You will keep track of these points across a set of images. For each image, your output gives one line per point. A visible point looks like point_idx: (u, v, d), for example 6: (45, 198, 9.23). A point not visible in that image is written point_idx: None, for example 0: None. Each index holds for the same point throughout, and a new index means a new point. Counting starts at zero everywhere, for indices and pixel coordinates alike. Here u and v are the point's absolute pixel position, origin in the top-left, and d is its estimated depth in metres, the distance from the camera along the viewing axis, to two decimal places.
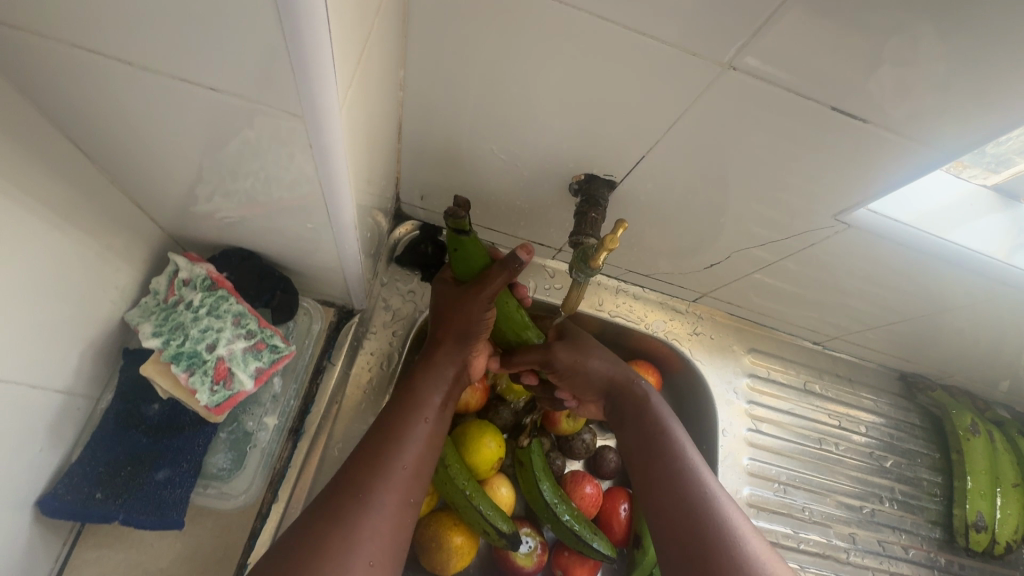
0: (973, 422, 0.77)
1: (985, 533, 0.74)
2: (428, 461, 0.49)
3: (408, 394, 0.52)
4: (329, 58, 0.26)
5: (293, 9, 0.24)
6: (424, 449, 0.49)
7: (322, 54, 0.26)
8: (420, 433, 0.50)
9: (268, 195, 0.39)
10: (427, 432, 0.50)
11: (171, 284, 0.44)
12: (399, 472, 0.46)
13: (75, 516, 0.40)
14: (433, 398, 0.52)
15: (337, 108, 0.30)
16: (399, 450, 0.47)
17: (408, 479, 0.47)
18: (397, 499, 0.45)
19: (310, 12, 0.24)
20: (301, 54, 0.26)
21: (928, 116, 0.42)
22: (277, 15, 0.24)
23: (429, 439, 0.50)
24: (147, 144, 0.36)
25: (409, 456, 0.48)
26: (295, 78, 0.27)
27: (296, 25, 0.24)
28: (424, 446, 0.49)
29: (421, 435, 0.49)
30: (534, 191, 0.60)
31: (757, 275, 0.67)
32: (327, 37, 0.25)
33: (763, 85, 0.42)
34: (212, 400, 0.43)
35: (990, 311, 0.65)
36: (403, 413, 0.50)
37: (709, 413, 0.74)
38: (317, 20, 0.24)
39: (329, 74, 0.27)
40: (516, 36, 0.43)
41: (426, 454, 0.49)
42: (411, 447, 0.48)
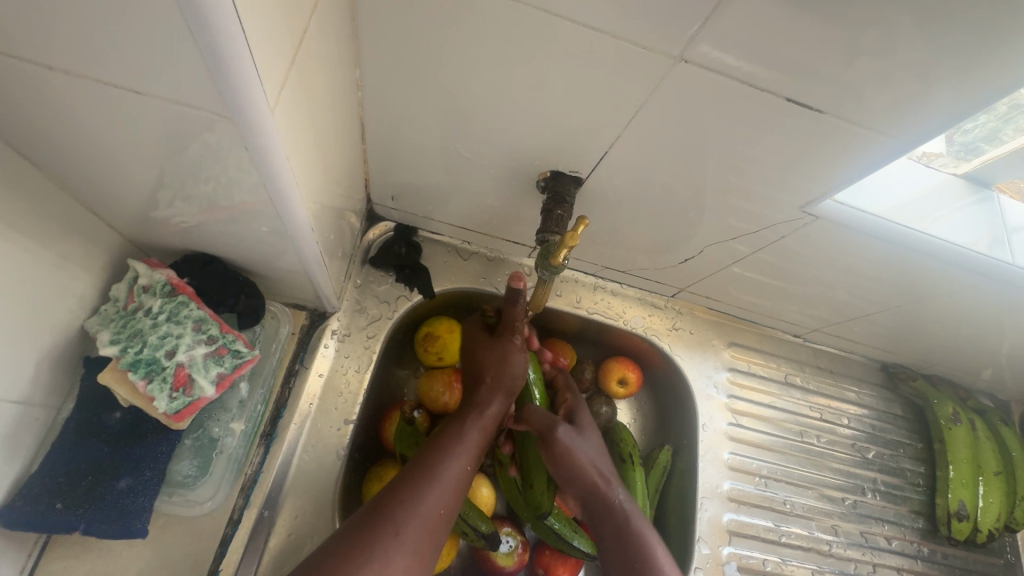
0: (954, 411, 0.77)
1: (967, 522, 0.74)
2: (454, 502, 0.49)
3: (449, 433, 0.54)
4: (248, 58, 0.26)
5: (199, 9, 0.23)
6: (456, 489, 0.49)
7: (241, 53, 0.25)
8: (455, 470, 0.50)
9: (222, 199, 0.39)
10: (461, 475, 0.50)
11: (130, 291, 0.44)
12: (432, 509, 0.46)
13: (34, 527, 0.40)
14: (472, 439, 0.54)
15: (266, 109, 0.29)
16: (434, 484, 0.48)
17: (438, 518, 0.46)
18: (425, 535, 0.45)
19: (217, 10, 0.23)
20: (216, 54, 0.25)
21: (886, 105, 0.42)
22: (183, 16, 0.24)
23: (461, 479, 0.50)
24: (92, 149, 0.35)
25: (441, 493, 0.48)
26: (215, 81, 0.27)
27: (208, 25, 0.24)
28: (456, 487, 0.49)
29: (456, 471, 0.50)
30: (504, 189, 0.60)
31: (733, 269, 0.67)
32: (242, 36, 0.25)
33: (719, 76, 0.42)
34: (171, 406, 0.43)
35: (967, 301, 0.65)
36: (445, 449, 0.52)
37: (690, 408, 0.74)
38: (226, 19, 0.24)
39: (251, 74, 0.27)
40: (471, 32, 0.42)
41: (456, 495, 0.49)
42: (447, 484, 0.49)
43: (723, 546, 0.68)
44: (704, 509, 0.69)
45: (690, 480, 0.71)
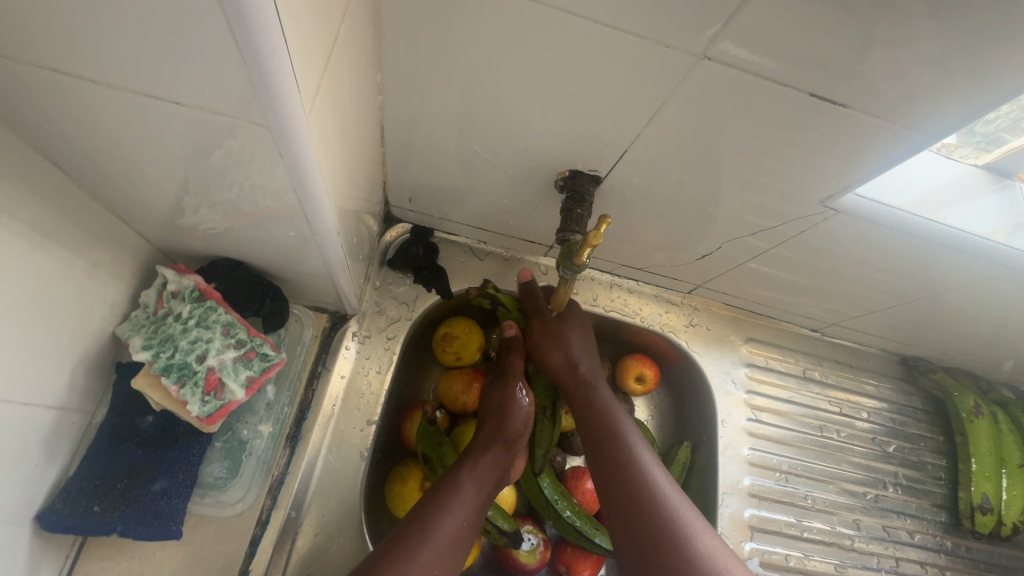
0: (976, 403, 0.77)
1: (991, 515, 0.73)
2: (452, 561, 0.48)
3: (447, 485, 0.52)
4: (288, 67, 0.27)
5: (245, 21, 0.24)
6: (452, 547, 0.48)
7: (282, 65, 0.26)
8: (451, 528, 0.49)
9: (250, 205, 0.39)
10: (459, 531, 0.49)
11: (160, 297, 0.44)
12: (425, 569, 0.45)
13: (73, 530, 0.40)
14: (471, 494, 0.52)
15: (302, 115, 0.30)
16: (429, 544, 0.46)
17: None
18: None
19: (261, 22, 0.24)
20: (258, 64, 0.26)
21: (910, 97, 0.42)
22: (229, 28, 0.24)
23: (457, 536, 0.49)
24: (124, 158, 0.36)
25: (437, 553, 0.46)
26: (256, 90, 0.27)
27: (251, 35, 0.24)
28: (453, 545, 0.48)
29: (450, 529, 0.49)
30: (521, 188, 0.60)
31: (751, 264, 0.67)
32: (284, 46, 0.25)
33: (740, 72, 0.42)
34: (203, 410, 0.44)
35: (989, 292, 0.64)
36: (441, 505, 0.50)
37: (708, 405, 0.74)
38: (270, 29, 0.24)
39: (290, 82, 0.27)
40: (491, 34, 0.42)
41: (453, 554, 0.48)
42: (442, 543, 0.47)
43: (745, 541, 0.68)
44: (725, 505, 0.69)
45: (709, 476, 0.71)
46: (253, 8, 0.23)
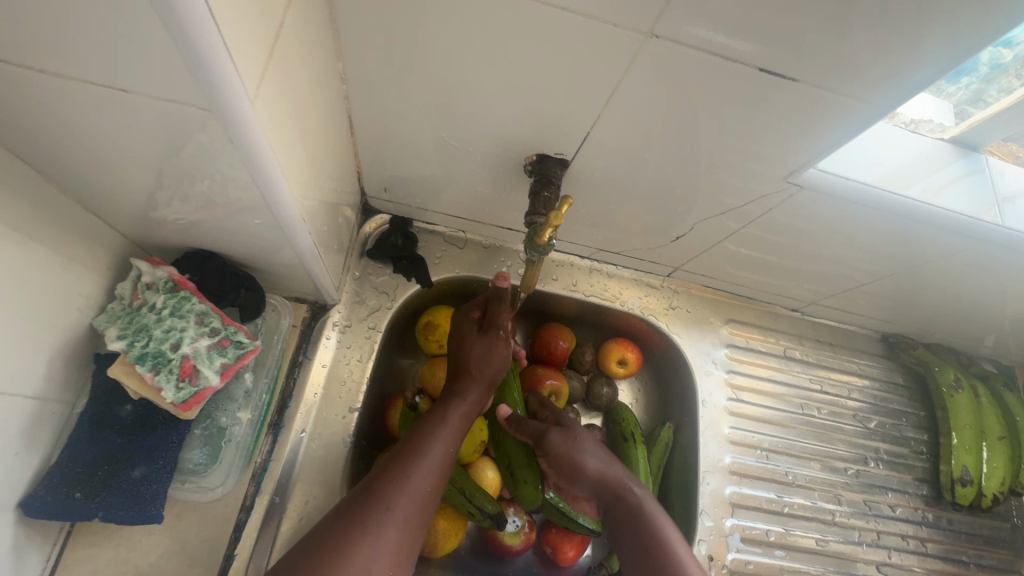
0: (956, 377, 0.78)
1: (971, 487, 0.74)
2: (440, 482, 0.51)
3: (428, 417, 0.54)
4: (223, 50, 0.27)
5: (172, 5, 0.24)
6: (439, 472, 0.51)
7: (218, 52, 0.27)
8: (437, 453, 0.51)
9: (213, 196, 0.40)
10: (444, 455, 0.52)
11: (135, 289, 0.45)
12: (416, 489, 0.48)
13: (56, 516, 0.42)
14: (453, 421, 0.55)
15: (247, 99, 0.30)
16: (421, 466, 0.49)
17: (424, 495, 0.48)
18: (408, 516, 0.46)
19: (188, 6, 0.24)
20: (192, 48, 0.26)
21: (861, 70, 0.42)
22: (159, 14, 0.25)
23: (443, 462, 0.51)
24: (86, 150, 0.36)
25: (425, 475, 0.49)
26: (195, 76, 0.28)
27: (180, 19, 0.25)
28: (440, 469, 0.51)
29: (439, 455, 0.51)
30: (492, 175, 0.60)
31: (725, 245, 0.67)
32: (216, 29, 0.26)
33: (690, 50, 0.42)
34: (178, 396, 0.45)
35: (964, 265, 0.64)
36: (423, 434, 0.52)
37: (689, 386, 0.75)
38: (199, 12, 0.25)
39: (227, 65, 0.28)
40: (447, 16, 0.43)
41: (440, 473, 0.51)
42: (431, 466, 0.50)
43: (727, 518, 0.69)
44: (706, 483, 0.70)
45: (691, 456, 0.71)
46: None
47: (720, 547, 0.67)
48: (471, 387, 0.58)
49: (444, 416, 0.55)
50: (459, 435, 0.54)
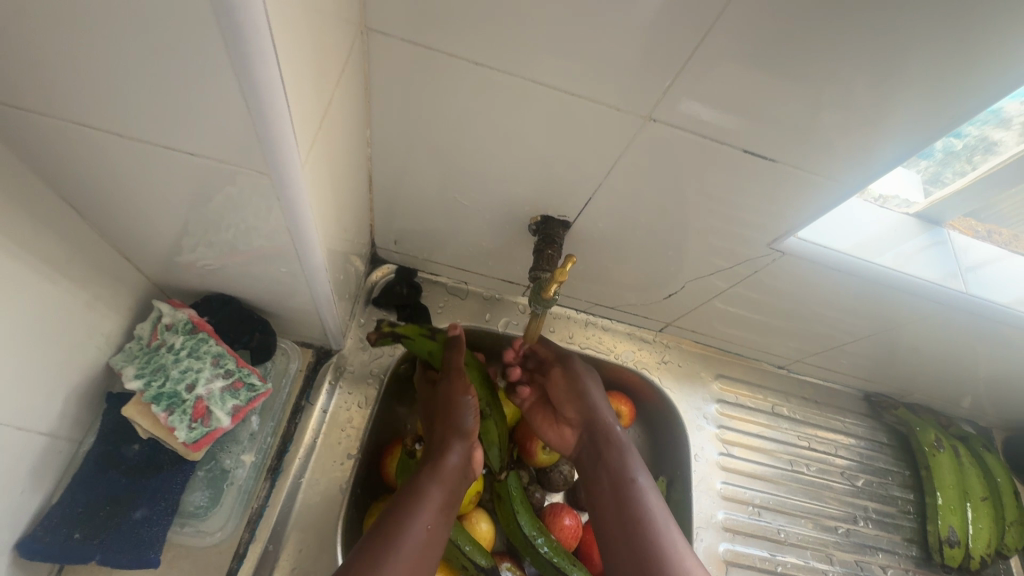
0: (937, 437, 0.80)
1: (959, 548, 0.75)
2: (425, 563, 0.50)
3: (414, 490, 0.54)
4: (291, 130, 0.32)
5: (258, 93, 0.29)
6: (421, 551, 0.50)
7: (285, 129, 0.31)
8: (419, 536, 0.51)
9: (247, 244, 0.43)
10: (427, 536, 0.51)
11: (154, 329, 0.47)
12: None
13: (54, 558, 0.41)
14: (434, 496, 0.54)
15: (299, 168, 0.35)
16: (398, 551, 0.49)
17: None
18: None
19: (271, 95, 0.29)
20: (265, 124, 0.30)
21: (836, 156, 0.47)
22: (243, 96, 0.29)
23: (428, 537, 0.51)
24: (132, 200, 0.39)
25: (406, 560, 0.49)
26: (261, 149, 0.32)
27: (262, 101, 0.29)
28: (422, 552, 0.50)
29: (420, 533, 0.51)
30: (499, 232, 0.64)
31: (716, 303, 0.71)
32: (286, 112, 0.30)
33: (685, 133, 0.47)
34: (190, 436, 0.45)
35: (935, 329, 0.69)
36: (406, 510, 0.52)
37: (682, 440, 0.77)
38: (276, 99, 0.29)
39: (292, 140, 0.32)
40: (467, 96, 0.47)
41: (422, 555, 0.50)
42: (410, 549, 0.49)
43: None
44: (699, 539, 0.70)
45: (684, 511, 0.72)
46: (263, 87, 0.28)
47: None
48: (449, 439, 0.59)
49: (427, 483, 0.55)
50: (441, 507, 0.54)
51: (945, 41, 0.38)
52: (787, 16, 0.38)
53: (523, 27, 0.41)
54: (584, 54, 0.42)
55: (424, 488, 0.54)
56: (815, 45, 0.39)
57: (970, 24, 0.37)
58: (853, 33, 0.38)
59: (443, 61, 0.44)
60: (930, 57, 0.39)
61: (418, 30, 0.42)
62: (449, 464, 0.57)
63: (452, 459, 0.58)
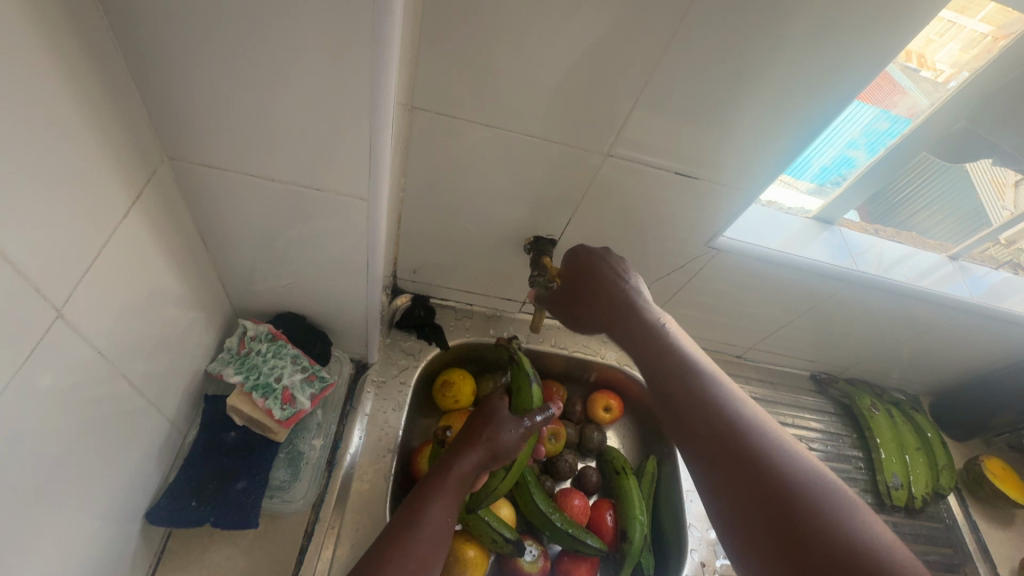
0: (872, 402, 0.97)
1: (903, 490, 0.88)
2: (440, 540, 0.59)
3: (432, 482, 0.64)
4: (381, 179, 0.45)
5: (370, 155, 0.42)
6: (439, 532, 0.59)
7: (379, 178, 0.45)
8: (438, 518, 0.60)
9: (318, 266, 0.57)
10: (443, 520, 0.60)
11: (241, 340, 0.59)
12: (420, 548, 0.56)
13: (174, 523, 0.51)
14: (450, 489, 0.64)
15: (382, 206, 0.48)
16: (419, 528, 0.58)
17: (426, 556, 0.56)
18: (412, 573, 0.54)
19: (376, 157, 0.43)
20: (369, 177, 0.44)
21: (745, 173, 0.64)
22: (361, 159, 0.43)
23: (444, 523, 0.61)
24: (236, 237, 0.53)
25: (427, 534, 0.58)
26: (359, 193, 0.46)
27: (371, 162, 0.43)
28: (439, 531, 0.59)
29: (439, 517, 0.60)
30: (499, 257, 0.79)
31: (678, 305, 0.87)
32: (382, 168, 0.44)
33: (635, 164, 0.64)
34: (283, 415, 0.57)
35: (849, 307, 0.85)
36: (425, 497, 0.62)
37: (665, 422, 0.89)
38: (379, 159, 0.43)
39: (381, 187, 0.46)
40: (470, 150, 0.63)
41: (439, 532, 0.59)
42: (430, 528, 0.59)
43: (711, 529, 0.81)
44: (692, 502, 0.83)
45: (674, 482, 0.85)
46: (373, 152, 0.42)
47: (708, 553, 0.78)
48: (473, 446, 0.68)
49: (446, 474, 0.65)
50: (454, 501, 0.64)
51: (805, 92, 0.56)
52: (693, 82, 0.55)
53: (512, 100, 0.58)
54: (556, 114, 0.59)
55: (442, 482, 0.64)
56: (719, 98, 0.57)
57: (816, 83, 0.55)
58: (744, 89, 0.56)
59: (456, 127, 0.61)
60: (794, 104, 0.57)
61: (438, 105, 0.58)
62: (467, 464, 0.67)
63: (469, 460, 0.67)
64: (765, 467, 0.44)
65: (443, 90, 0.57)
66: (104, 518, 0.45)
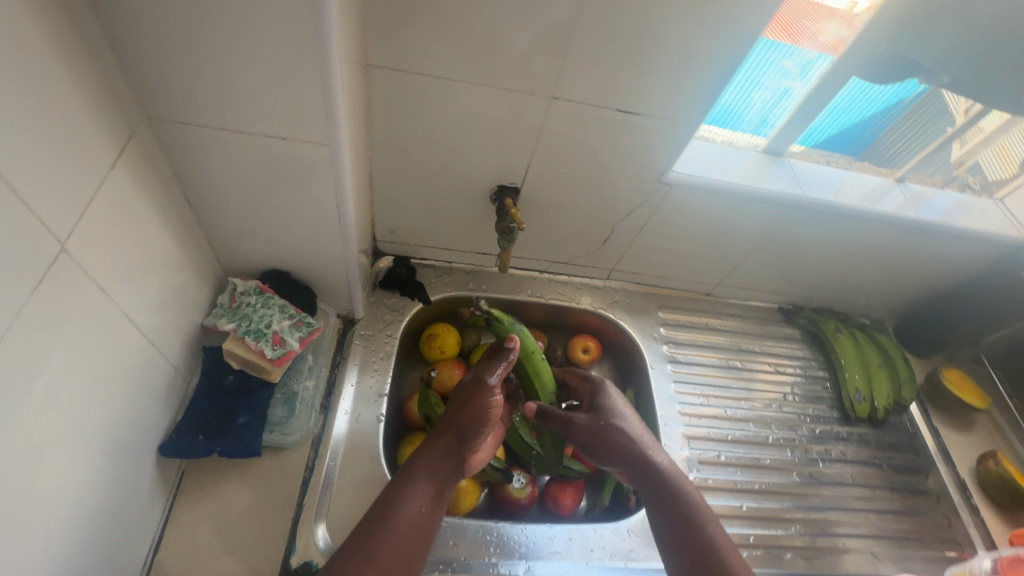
0: (836, 326, 1.03)
1: (865, 403, 0.94)
2: (421, 529, 0.58)
3: (411, 470, 0.62)
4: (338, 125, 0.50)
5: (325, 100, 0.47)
6: (418, 519, 0.58)
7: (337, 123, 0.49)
8: (417, 506, 0.59)
9: (293, 221, 0.61)
10: (422, 506, 0.59)
11: (233, 296, 0.65)
12: (395, 539, 0.55)
13: (186, 454, 0.58)
14: (428, 474, 0.62)
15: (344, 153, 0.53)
16: (394, 518, 0.57)
17: (402, 546, 0.55)
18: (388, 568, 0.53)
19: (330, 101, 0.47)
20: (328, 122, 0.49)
21: (687, 107, 0.68)
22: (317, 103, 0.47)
23: (423, 509, 0.59)
24: (215, 197, 0.58)
25: (404, 525, 0.57)
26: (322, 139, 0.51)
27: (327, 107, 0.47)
28: (419, 519, 0.58)
29: (416, 505, 0.59)
30: (469, 212, 0.84)
31: (644, 247, 0.92)
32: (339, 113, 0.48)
33: (580, 105, 0.67)
34: (274, 355, 0.62)
35: (805, 235, 0.91)
36: (403, 485, 0.60)
37: (640, 357, 0.95)
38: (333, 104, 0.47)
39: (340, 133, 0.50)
40: (427, 105, 0.67)
41: (418, 519, 0.58)
42: (406, 517, 0.57)
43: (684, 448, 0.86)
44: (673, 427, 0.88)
45: (651, 410, 0.90)
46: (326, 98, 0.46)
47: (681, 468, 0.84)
48: (449, 426, 0.66)
49: (421, 459, 0.63)
50: (436, 486, 0.62)
51: (733, 21, 0.59)
52: (625, 19, 0.58)
53: (459, 51, 0.61)
54: (501, 62, 0.62)
55: (419, 468, 0.62)
56: (652, 33, 0.60)
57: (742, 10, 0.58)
58: (674, 22, 0.59)
59: (411, 83, 0.64)
60: (724, 34, 0.60)
61: (391, 61, 0.62)
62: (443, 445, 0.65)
63: (445, 442, 0.65)
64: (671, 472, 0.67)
65: (394, 46, 0.61)
66: (120, 450, 0.51)
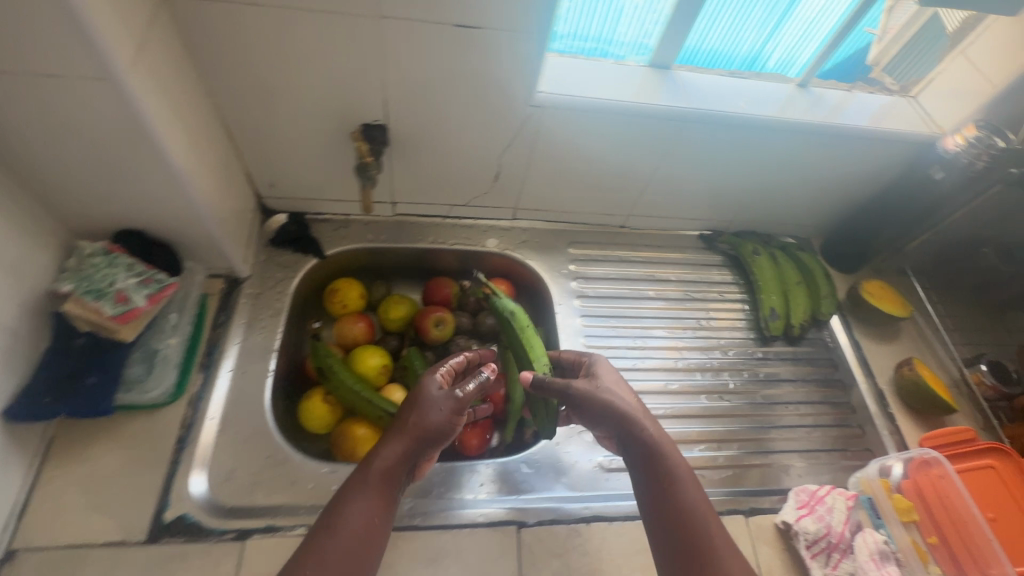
0: (754, 248, 1.00)
1: (779, 320, 0.93)
2: (359, 549, 0.52)
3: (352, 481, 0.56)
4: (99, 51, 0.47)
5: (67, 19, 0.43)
6: (358, 538, 0.53)
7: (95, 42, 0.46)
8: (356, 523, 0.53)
9: (115, 172, 0.59)
10: (361, 524, 0.53)
11: (77, 257, 0.64)
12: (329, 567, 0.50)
13: (32, 417, 0.58)
14: (373, 486, 0.55)
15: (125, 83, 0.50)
16: (329, 541, 0.52)
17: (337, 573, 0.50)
18: None
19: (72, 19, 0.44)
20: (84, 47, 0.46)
21: (529, 15, 0.63)
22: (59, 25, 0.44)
23: (363, 527, 0.53)
24: (23, 152, 0.55)
25: (337, 547, 0.51)
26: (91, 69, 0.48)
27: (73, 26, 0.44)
28: (359, 539, 0.53)
29: (356, 522, 0.53)
30: (344, 157, 0.80)
31: (541, 180, 0.88)
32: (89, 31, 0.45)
33: (413, 21, 0.62)
34: (116, 314, 0.62)
35: (707, 154, 0.87)
36: (339, 503, 0.54)
37: (547, 295, 0.94)
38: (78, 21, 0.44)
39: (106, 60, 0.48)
40: (253, 38, 0.63)
41: (355, 542, 0.52)
42: (342, 539, 0.52)
43: None
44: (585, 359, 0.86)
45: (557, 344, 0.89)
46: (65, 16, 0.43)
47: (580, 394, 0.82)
48: (402, 432, 0.58)
49: (366, 468, 0.56)
50: (383, 497, 0.56)
51: None
52: None
53: None
54: None
55: (356, 481, 0.56)
56: None
57: None
58: None
59: (227, 14, 0.60)
60: None
61: None
62: (395, 448, 0.58)
63: (398, 445, 0.58)
64: (665, 451, 0.59)
65: None
66: None
